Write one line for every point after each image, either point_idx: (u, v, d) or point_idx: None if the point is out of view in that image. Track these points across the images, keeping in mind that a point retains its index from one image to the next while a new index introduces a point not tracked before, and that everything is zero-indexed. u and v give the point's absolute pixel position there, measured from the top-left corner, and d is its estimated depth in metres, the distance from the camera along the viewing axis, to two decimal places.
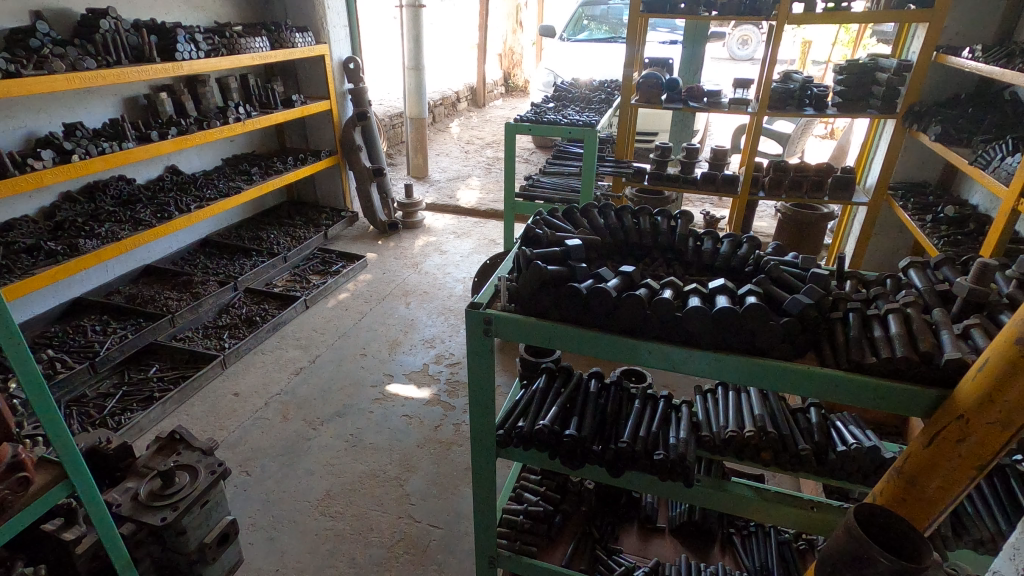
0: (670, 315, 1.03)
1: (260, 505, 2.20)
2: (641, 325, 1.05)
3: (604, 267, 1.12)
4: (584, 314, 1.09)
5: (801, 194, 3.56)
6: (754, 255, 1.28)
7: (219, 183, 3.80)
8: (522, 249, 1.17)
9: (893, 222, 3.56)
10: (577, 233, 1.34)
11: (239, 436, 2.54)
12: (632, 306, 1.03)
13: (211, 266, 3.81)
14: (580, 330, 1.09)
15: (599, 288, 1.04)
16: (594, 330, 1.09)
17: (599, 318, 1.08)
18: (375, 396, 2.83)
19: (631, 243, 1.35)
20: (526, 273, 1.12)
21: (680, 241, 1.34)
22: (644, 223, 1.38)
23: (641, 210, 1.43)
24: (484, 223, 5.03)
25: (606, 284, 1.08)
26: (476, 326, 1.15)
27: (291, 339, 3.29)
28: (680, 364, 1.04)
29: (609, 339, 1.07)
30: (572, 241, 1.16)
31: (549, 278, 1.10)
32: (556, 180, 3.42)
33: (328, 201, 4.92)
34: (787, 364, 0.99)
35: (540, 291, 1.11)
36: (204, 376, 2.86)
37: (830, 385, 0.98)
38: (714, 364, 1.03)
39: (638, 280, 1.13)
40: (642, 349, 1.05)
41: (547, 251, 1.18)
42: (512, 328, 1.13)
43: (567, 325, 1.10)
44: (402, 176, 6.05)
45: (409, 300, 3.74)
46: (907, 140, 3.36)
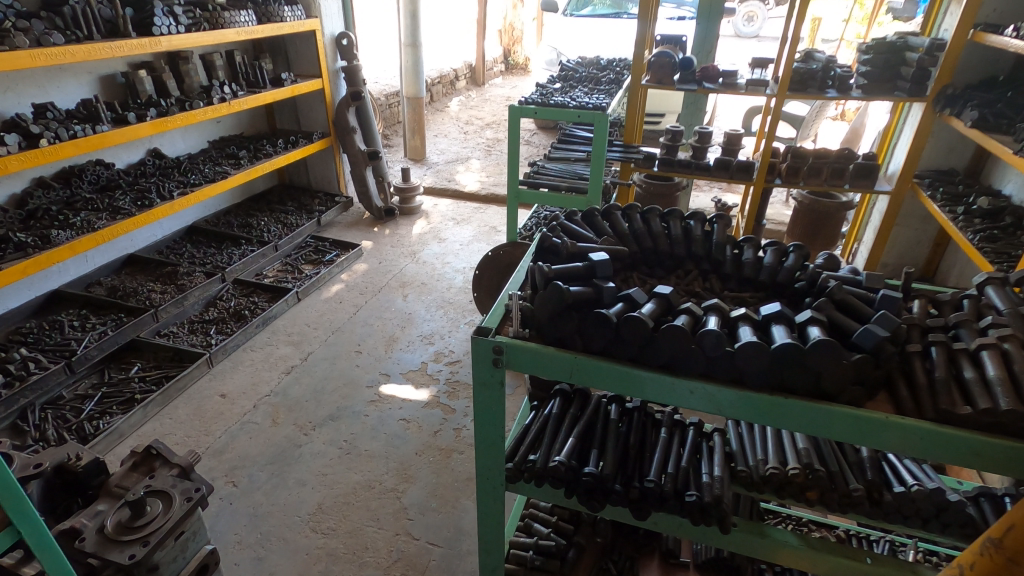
0: (720, 351, 0.85)
1: (247, 521, 2.06)
2: (683, 361, 0.88)
3: (635, 288, 0.95)
4: (613, 346, 0.92)
5: (820, 181, 3.38)
6: (804, 267, 1.11)
7: (205, 168, 3.58)
8: (540, 267, 1.00)
9: (917, 212, 3.37)
10: (599, 242, 1.16)
11: (225, 443, 2.38)
12: (673, 338, 0.86)
13: (197, 257, 3.62)
14: (608, 363, 0.92)
15: (632, 316, 0.86)
16: (624, 362, 0.92)
17: (631, 350, 0.91)
18: (370, 398, 2.67)
19: (661, 253, 1.18)
20: (544, 294, 0.95)
21: (717, 251, 1.18)
22: (675, 229, 1.21)
23: (672, 213, 1.25)
24: (484, 209, 4.83)
25: (640, 311, 0.91)
26: (483, 356, 0.98)
27: (282, 334, 3.12)
28: (731, 407, 0.88)
29: (643, 375, 0.90)
30: (597, 257, 0.99)
31: (571, 301, 0.93)
32: (561, 166, 3.23)
33: (321, 185, 4.71)
34: (858, 412, 0.82)
35: (561, 316, 0.94)
36: (189, 376, 2.69)
37: (912, 439, 0.81)
38: (771, 407, 0.86)
39: (676, 303, 0.96)
40: (682, 388, 0.89)
41: (567, 268, 1.01)
42: (527, 358, 0.96)
43: (593, 357, 0.93)
44: (399, 158, 5.83)
45: (407, 292, 3.56)
46: (935, 125, 3.17)
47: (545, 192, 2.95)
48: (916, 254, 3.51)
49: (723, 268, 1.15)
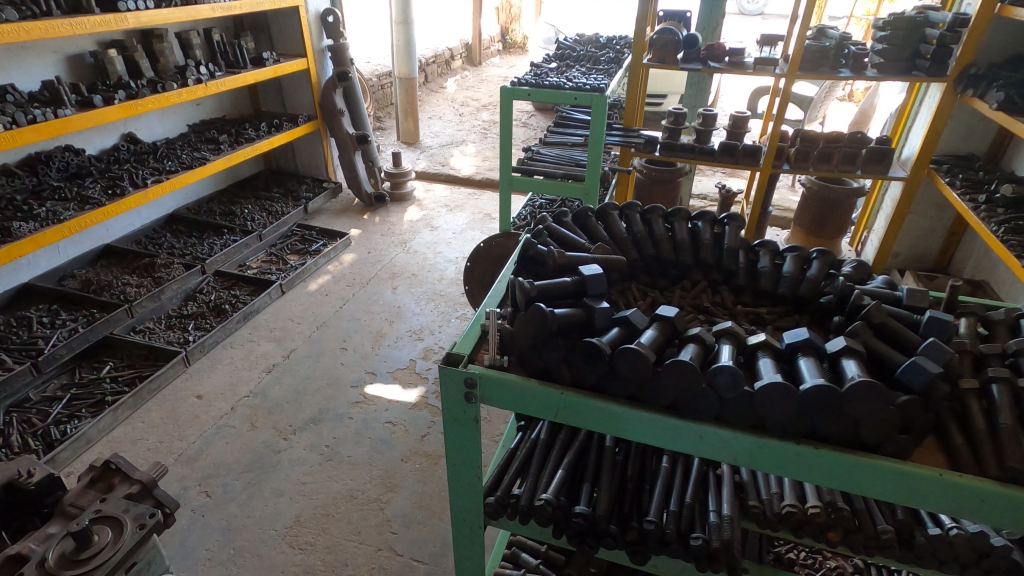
0: (738, 392, 0.72)
1: (220, 535, 1.93)
2: (690, 403, 0.75)
3: (632, 310, 0.83)
4: (609, 382, 0.79)
5: (830, 167, 3.20)
6: (827, 281, 0.98)
7: (182, 154, 3.40)
8: (520, 284, 0.85)
9: (932, 199, 3.20)
10: (592, 250, 1.04)
11: (199, 449, 2.25)
12: (680, 377, 0.72)
13: (177, 247, 3.45)
14: (602, 401, 0.78)
15: (633, 350, 0.73)
16: (620, 402, 0.78)
17: (629, 388, 0.77)
18: (355, 399, 2.53)
19: (663, 261, 1.06)
20: (524, 318, 0.81)
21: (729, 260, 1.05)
22: (681, 234, 1.08)
23: (676, 212, 1.11)
24: (479, 194, 4.65)
25: (639, 341, 0.77)
26: (453, 388, 0.83)
27: (264, 330, 2.98)
28: (745, 458, 0.76)
29: (644, 417, 0.77)
30: (588, 272, 0.86)
31: (555, 326, 0.80)
32: (557, 151, 3.05)
33: (309, 170, 4.53)
34: (906, 470, 0.72)
35: (545, 345, 0.81)
36: (164, 376, 2.55)
37: (960, 502, 0.73)
38: (793, 457, 0.74)
39: (682, 328, 0.83)
40: (688, 433, 0.76)
41: (552, 285, 0.87)
42: (504, 392, 0.82)
43: (581, 393, 0.80)
44: (391, 142, 5.64)
45: (396, 284, 3.41)
46: (956, 107, 2.98)
47: (540, 180, 2.77)
48: (930, 243, 3.34)
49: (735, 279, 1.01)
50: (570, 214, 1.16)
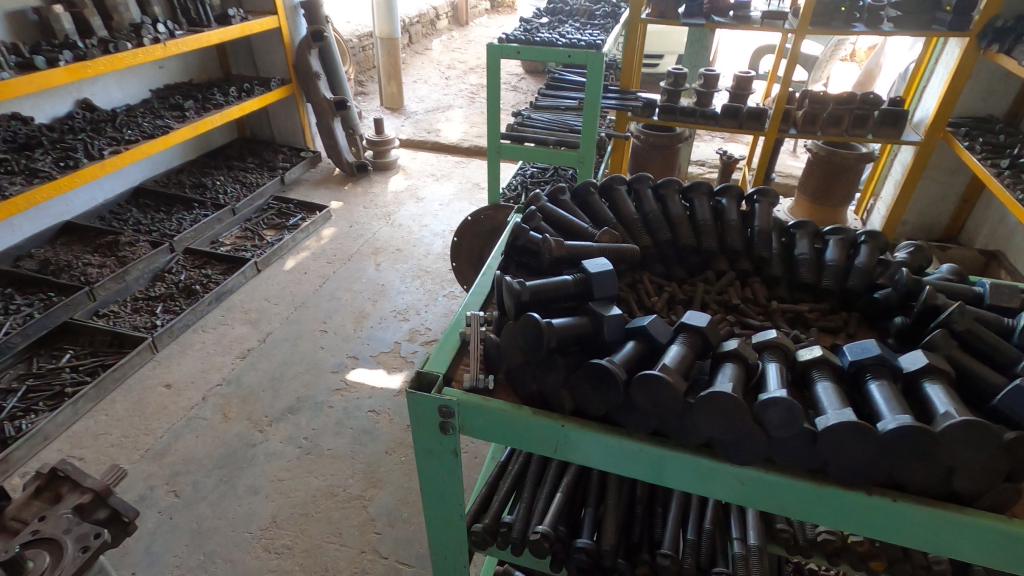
0: (798, 432, 0.65)
1: (189, 540, 1.78)
2: (727, 445, 0.68)
3: (649, 319, 0.76)
4: (629, 417, 0.72)
5: (840, 131, 3.00)
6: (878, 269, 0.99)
7: (143, 122, 3.13)
8: (507, 282, 0.80)
9: (947, 164, 3.03)
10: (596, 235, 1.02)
11: (167, 443, 2.09)
12: (718, 408, 0.65)
13: (143, 223, 3.22)
14: (615, 437, 0.72)
15: (656, 377, 0.65)
16: (636, 436, 0.72)
17: (650, 423, 0.71)
18: (335, 386, 2.37)
19: (681, 246, 1.08)
20: (515, 327, 0.76)
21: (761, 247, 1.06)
22: (703, 215, 1.10)
23: (696, 190, 1.13)
24: (467, 163, 4.41)
25: (666, 361, 0.70)
26: (429, 417, 0.76)
27: (238, 311, 2.79)
28: (732, 495, 0.72)
29: (643, 450, 0.71)
30: (593, 268, 0.81)
31: (560, 340, 0.75)
32: (549, 116, 2.83)
33: (285, 138, 4.28)
34: (984, 523, 0.65)
35: (546, 367, 0.74)
36: (129, 365, 2.36)
37: None
38: (812, 497, 0.69)
39: (714, 345, 0.77)
40: (687, 465, 0.71)
41: (549, 284, 0.82)
42: (487, 424, 0.76)
43: (590, 424, 0.73)
44: (374, 107, 5.34)
45: (380, 260, 3.21)
46: (977, 64, 2.78)
47: (531, 147, 2.56)
48: (940, 211, 3.19)
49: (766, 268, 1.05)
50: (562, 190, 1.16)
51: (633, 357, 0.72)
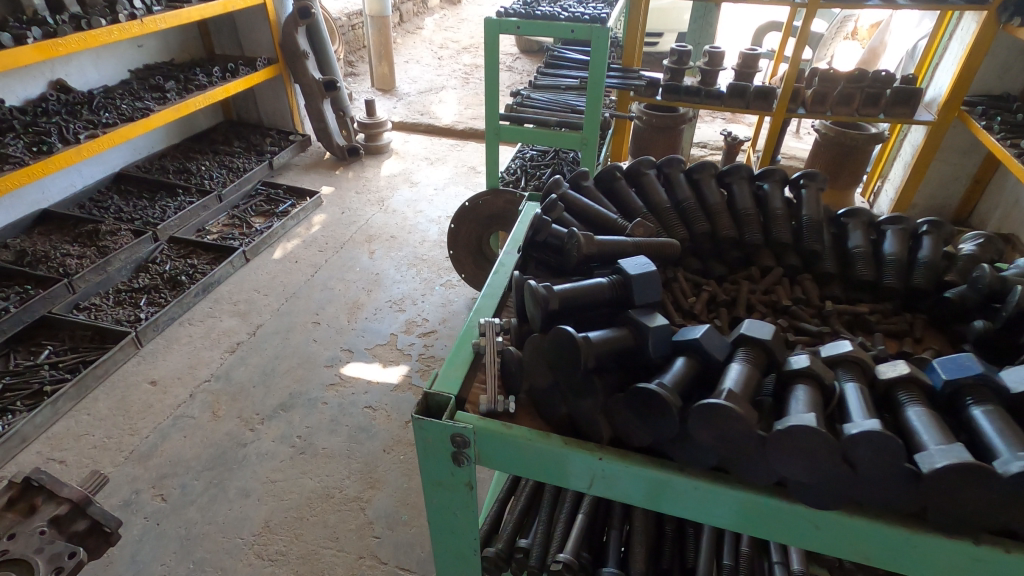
0: (893, 472, 0.59)
1: (177, 547, 1.69)
2: (798, 486, 0.64)
3: (700, 331, 0.74)
4: (689, 454, 0.68)
5: (851, 111, 2.89)
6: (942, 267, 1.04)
7: (121, 104, 2.96)
8: (532, 286, 0.80)
9: (960, 145, 2.94)
10: (629, 230, 1.04)
11: (153, 444, 1.98)
12: (795, 445, 0.60)
13: (125, 211, 3.07)
14: (663, 472, 0.68)
15: (716, 406, 0.61)
16: (689, 471, 0.69)
17: (711, 459, 0.66)
18: (329, 380, 2.27)
19: (721, 238, 1.11)
20: (552, 338, 0.75)
21: (812, 239, 1.10)
22: (747, 206, 1.13)
23: (738, 179, 1.18)
24: (462, 146, 4.27)
25: (726, 386, 0.65)
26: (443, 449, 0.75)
27: (226, 303, 2.67)
28: (739, 523, 0.70)
29: (646, 478, 0.69)
30: (632, 270, 0.79)
31: (599, 359, 0.73)
32: (549, 96, 2.71)
33: (273, 121, 4.13)
34: None
35: (584, 391, 0.73)
36: (111, 361, 2.24)
37: None
38: (856, 530, 0.65)
39: (785, 369, 0.72)
40: (691, 492, 0.69)
41: (579, 288, 0.81)
42: (503, 453, 0.74)
43: (631, 456, 0.71)
44: (365, 89, 5.16)
45: (374, 248, 3.09)
46: (995, 40, 2.68)
47: (531, 128, 2.43)
48: (951, 193, 3.11)
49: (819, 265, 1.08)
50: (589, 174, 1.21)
51: (683, 378, 0.69)
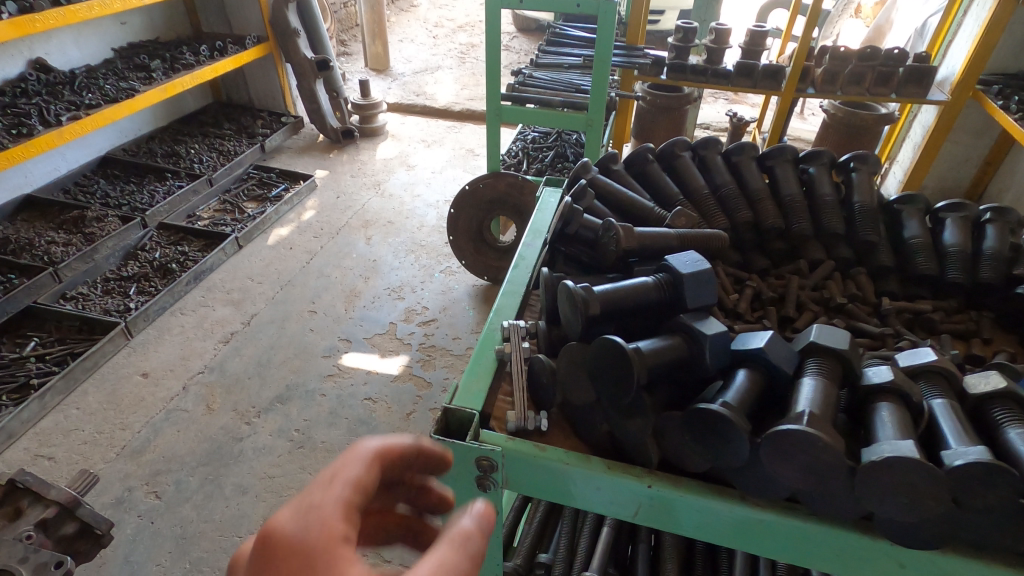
0: (1007, 507, 0.53)
1: (172, 546, 1.63)
2: (894, 526, 0.57)
3: (761, 339, 0.69)
4: (758, 483, 0.63)
5: (862, 90, 2.80)
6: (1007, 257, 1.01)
7: (105, 84, 2.84)
8: (570, 288, 0.76)
9: (973, 125, 2.87)
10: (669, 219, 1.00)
11: (146, 439, 1.91)
12: (890, 478, 0.54)
13: (112, 196, 2.97)
14: (720, 499, 0.65)
15: (791, 431, 0.55)
16: (752, 501, 0.65)
17: (784, 490, 0.62)
18: (327, 371, 2.20)
19: (763, 226, 1.11)
20: (593, 349, 0.70)
21: (867, 231, 1.09)
22: (794, 191, 1.14)
23: (783, 160, 1.18)
24: (459, 128, 4.16)
25: (801, 409, 0.59)
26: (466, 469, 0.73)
27: (219, 291, 2.58)
28: (745, 541, 0.67)
29: (644, 494, 0.67)
30: (685, 268, 0.75)
31: (653, 372, 0.68)
32: (552, 75, 2.61)
33: (264, 102, 4.02)
34: None
35: (632, 410, 0.68)
36: (100, 353, 2.16)
37: None
38: (926, 565, 0.61)
39: (864, 386, 0.67)
40: (691, 508, 0.66)
41: (621, 289, 0.77)
42: (527, 473, 0.72)
43: (683, 481, 0.67)
44: (359, 69, 5.02)
45: (371, 234, 3.00)
46: (1014, 15, 2.59)
47: (533, 108, 2.34)
48: (960, 174, 3.04)
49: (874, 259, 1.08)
50: (618, 157, 1.20)
51: (749, 394, 0.64)
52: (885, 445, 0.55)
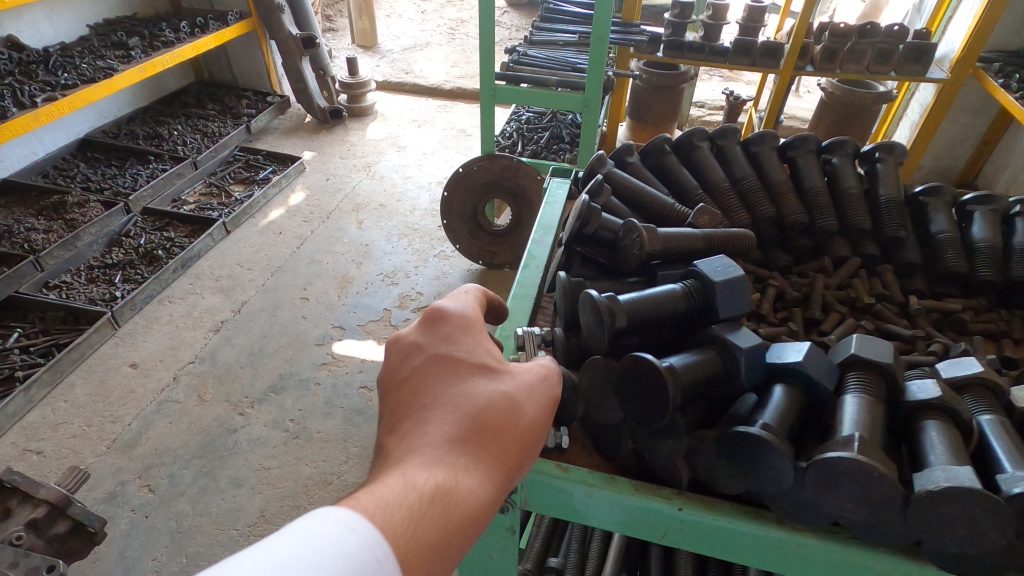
0: None
1: (168, 541, 1.61)
2: (944, 556, 0.56)
3: (798, 353, 0.67)
4: (799, 509, 0.61)
5: (861, 68, 2.75)
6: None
7: (81, 63, 2.72)
8: (594, 298, 0.74)
9: (972, 104, 2.84)
10: (693, 219, 0.99)
11: (137, 432, 1.88)
12: (948, 510, 0.52)
13: (93, 180, 2.87)
14: (756, 523, 0.63)
15: (841, 459, 0.53)
16: (790, 526, 0.63)
17: (825, 517, 0.60)
18: (321, 360, 2.16)
19: (786, 223, 1.09)
20: (621, 366, 0.68)
21: (895, 226, 1.07)
22: (813, 186, 1.12)
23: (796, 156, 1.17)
24: (450, 107, 4.06)
25: (845, 431, 0.58)
26: None
27: (207, 279, 2.53)
28: (779, 565, 0.66)
29: (676, 516, 0.66)
30: (717, 275, 0.74)
31: (685, 389, 0.66)
32: (547, 53, 2.54)
33: (249, 82, 3.91)
34: None
35: (663, 431, 0.66)
36: (87, 344, 2.11)
37: None
38: None
39: (905, 401, 0.66)
40: (724, 532, 0.65)
41: (647, 297, 0.76)
42: (552, 494, 0.71)
43: (717, 505, 0.66)
44: (345, 46, 4.88)
45: (362, 218, 2.94)
46: None
47: (529, 88, 2.28)
48: (958, 154, 3.02)
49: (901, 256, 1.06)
50: (634, 149, 1.20)
51: (786, 412, 0.62)
52: (940, 473, 0.53)
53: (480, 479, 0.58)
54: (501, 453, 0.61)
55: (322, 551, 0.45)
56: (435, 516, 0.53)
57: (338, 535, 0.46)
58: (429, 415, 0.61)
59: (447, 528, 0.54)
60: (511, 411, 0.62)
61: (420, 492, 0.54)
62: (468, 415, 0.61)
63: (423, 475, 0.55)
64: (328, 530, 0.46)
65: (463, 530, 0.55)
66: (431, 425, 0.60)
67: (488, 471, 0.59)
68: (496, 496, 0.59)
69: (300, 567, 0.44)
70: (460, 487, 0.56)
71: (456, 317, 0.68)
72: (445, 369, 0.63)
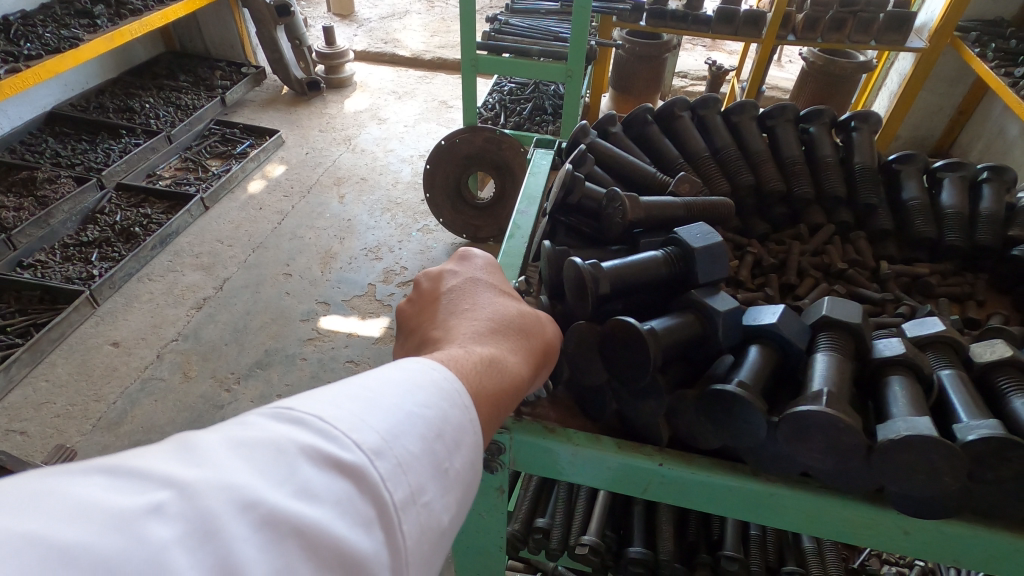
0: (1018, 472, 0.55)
1: None
2: (905, 501, 0.59)
3: (772, 312, 0.70)
4: (773, 462, 0.64)
5: (842, 37, 2.73)
6: (993, 217, 1.03)
7: (45, 32, 2.60)
8: (576, 264, 0.75)
9: (949, 73, 2.88)
10: (673, 187, 1.00)
11: (123, 410, 1.87)
12: (910, 457, 0.55)
13: (63, 155, 2.79)
14: (730, 476, 0.67)
15: (809, 413, 0.56)
16: (764, 477, 0.66)
17: (796, 470, 0.63)
18: (307, 335, 2.16)
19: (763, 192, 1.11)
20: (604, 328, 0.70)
21: (869, 194, 1.10)
22: (791, 156, 1.14)
23: (776, 127, 1.19)
24: (431, 78, 3.99)
25: (815, 385, 0.61)
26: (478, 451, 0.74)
27: (187, 256, 2.49)
28: (754, 514, 0.69)
29: (655, 470, 0.69)
30: (695, 242, 0.76)
31: (665, 350, 0.68)
32: (529, 22, 2.50)
33: (222, 52, 3.80)
34: None
35: (645, 392, 0.69)
36: (67, 322, 2.08)
37: None
38: (939, 534, 0.63)
39: (874, 353, 0.69)
40: (700, 484, 0.68)
41: (627, 264, 0.78)
42: (537, 454, 0.73)
43: (695, 460, 0.69)
44: (321, 15, 4.74)
45: (344, 192, 2.91)
46: None
47: (512, 58, 2.25)
48: (934, 124, 3.06)
49: (875, 221, 1.09)
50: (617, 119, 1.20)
51: (761, 369, 0.65)
52: (901, 423, 0.57)
53: (521, 361, 0.63)
54: (534, 347, 0.67)
55: (417, 378, 0.49)
56: (495, 375, 0.58)
57: (425, 370, 0.51)
58: (470, 314, 0.66)
59: (504, 388, 0.58)
60: (538, 323, 0.69)
61: (479, 357, 0.59)
62: (503, 315, 0.67)
63: (479, 347, 0.60)
64: (416, 367, 0.51)
65: (512, 396, 0.60)
66: (477, 317, 0.66)
67: (526, 356, 0.64)
68: (530, 381, 0.65)
69: (405, 386, 0.48)
70: (508, 360, 0.61)
71: (480, 258, 0.77)
72: (479, 287, 0.71)
